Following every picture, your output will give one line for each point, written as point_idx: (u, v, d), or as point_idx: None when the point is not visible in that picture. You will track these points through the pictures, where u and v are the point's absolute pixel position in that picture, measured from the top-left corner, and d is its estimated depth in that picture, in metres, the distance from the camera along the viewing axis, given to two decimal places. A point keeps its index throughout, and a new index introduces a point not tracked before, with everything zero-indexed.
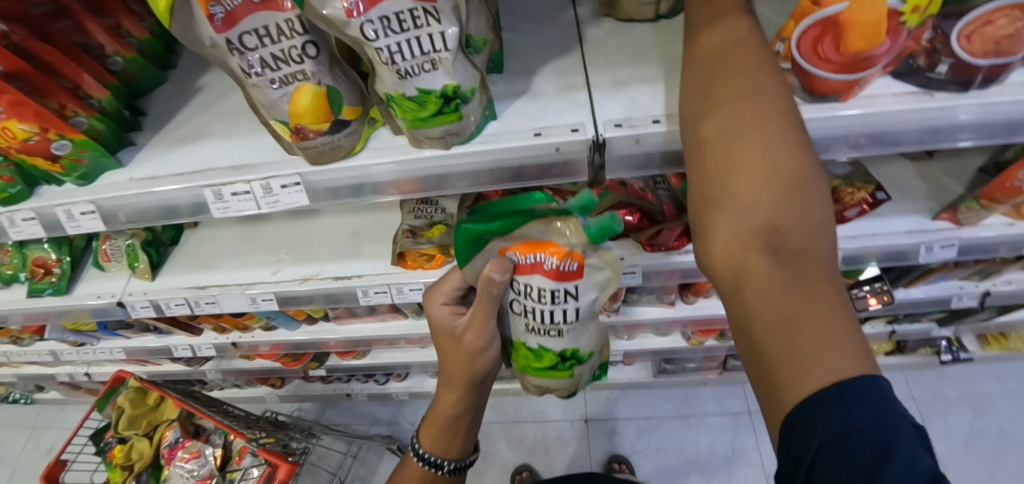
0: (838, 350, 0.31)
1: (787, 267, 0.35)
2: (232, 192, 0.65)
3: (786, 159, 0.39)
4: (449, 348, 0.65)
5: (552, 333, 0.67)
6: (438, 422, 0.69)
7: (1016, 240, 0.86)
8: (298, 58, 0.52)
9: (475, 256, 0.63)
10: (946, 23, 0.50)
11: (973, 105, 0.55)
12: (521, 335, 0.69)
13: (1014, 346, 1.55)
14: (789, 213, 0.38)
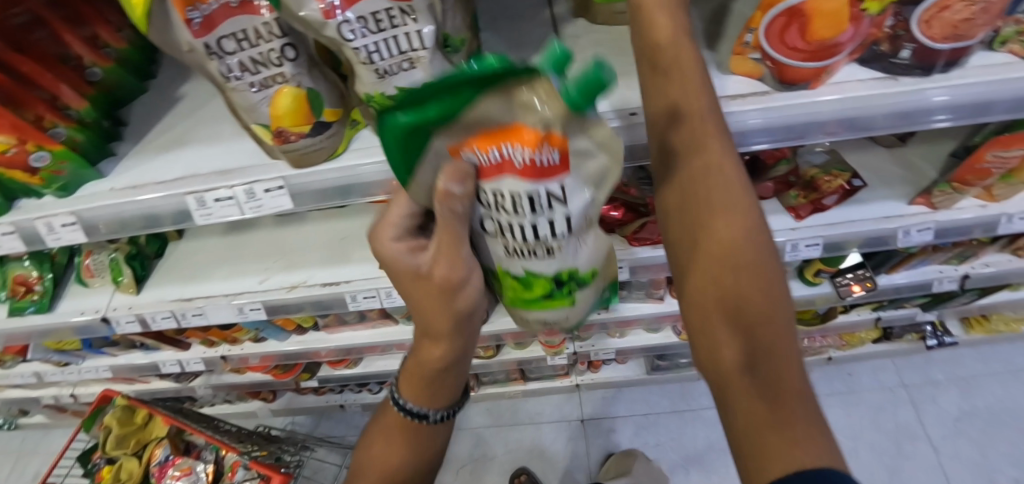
0: (800, 452, 0.33)
1: (760, 375, 0.38)
2: (215, 199, 0.65)
3: (751, 277, 0.41)
4: (414, 293, 0.49)
5: (540, 253, 0.45)
6: (417, 376, 0.58)
7: (989, 222, 0.89)
8: (277, 61, 0.53)
9: (418, 165, 0.40)
10: (905, 9, 0.52)
11: (936, 89, 0.57)
12: (501, 259, 0.48)
13: (995, 328, 1.58)
14: (760, 326, 0.39)
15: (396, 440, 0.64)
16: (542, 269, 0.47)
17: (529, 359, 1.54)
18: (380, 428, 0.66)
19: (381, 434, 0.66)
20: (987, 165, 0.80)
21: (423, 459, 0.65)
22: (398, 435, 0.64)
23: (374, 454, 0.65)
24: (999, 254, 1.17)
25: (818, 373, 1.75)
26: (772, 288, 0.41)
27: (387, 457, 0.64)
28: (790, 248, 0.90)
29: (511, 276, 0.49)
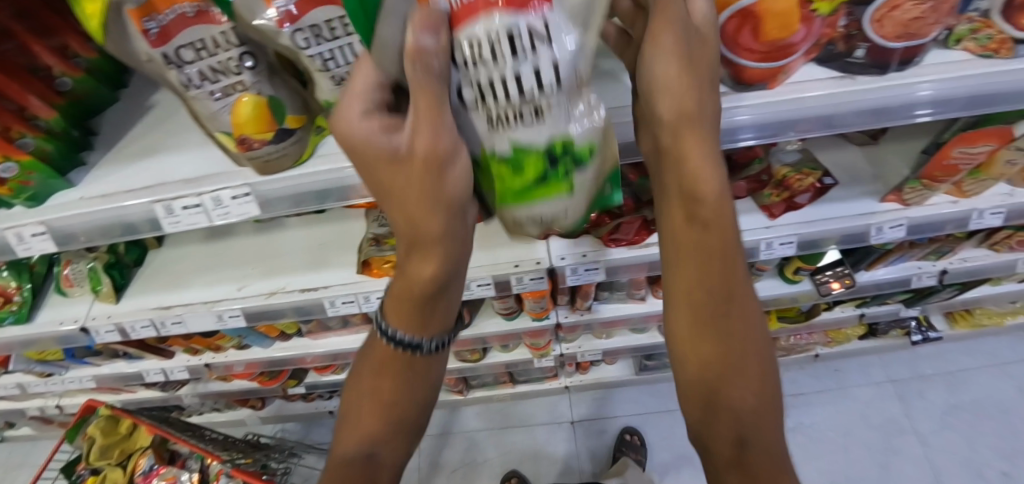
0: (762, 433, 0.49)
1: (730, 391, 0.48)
2: (183, 206, 0.65)
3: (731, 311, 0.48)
4: (395, 185, 0.45)
5: (529, 116, 0.38)
6: (404, 290, 0.53)
7: (959, 217, 0.90)
8: (236, 69, 0.53)
9: (382, 24, 0.39)
10: (857, 9, 0.53)
11: (891, 88, 0.58)
12: (485, 140, 0.42)
13: (979, 322, 1.59)
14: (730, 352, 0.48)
15: (388, 361, 0.59)
16: (533, 138, 0.39)
17: (517, 362, 1.53)
18: (372, 353, 0.61)
19: (374, 356, 0.61)
20: (954, 162, 0.80)
21: (421, 381, 0.61)
22: (391, 355, 0.59)
23: (369, 379, 0.61)
24: (976, 249, 1.18)
25: (807, 370, 1.75)
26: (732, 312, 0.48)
27: (383, 379, 0.60)
28: (764, 247, 0.91)
29: (499, 160, 0.41)
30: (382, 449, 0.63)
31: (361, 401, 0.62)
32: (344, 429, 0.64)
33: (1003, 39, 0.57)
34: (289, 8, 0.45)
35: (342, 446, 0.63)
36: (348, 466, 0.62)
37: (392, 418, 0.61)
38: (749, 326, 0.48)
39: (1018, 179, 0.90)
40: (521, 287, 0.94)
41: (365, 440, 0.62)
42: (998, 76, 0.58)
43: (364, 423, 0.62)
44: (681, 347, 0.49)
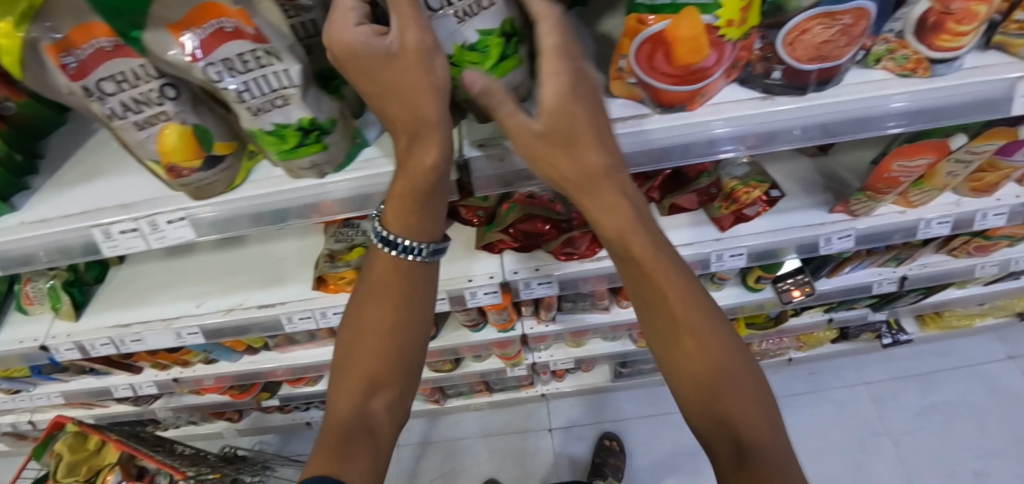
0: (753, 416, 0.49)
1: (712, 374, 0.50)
2: (120, 231, 0.66)
3: (695, 300, 0.52)
4: (392, 81, 0.50)
5: (482, 9, 0.50)
6: (406, 188, 0.58)
7: (907, 227, 0.91)
8: (157, 101, 0.53)
9: None
10: (770, 33, 0.54)
11: (807, 110, 0.60)
12: (453, 40, 0.51)
13: (949, 324, 1.61)
14: (702, 337, 0.51)
15: (388, 287, 0.64)
16: (490, 24, 0.51)
17: (490, 371, 1.53)
18: (366, 292, 0.65)
19: (370, 292, 0.64)
20: (895, 174, 0.81)
21: (418, 302, 0.65)
22: (391, 279, 0.63)
23: (366, 314, 0.63)
24: (936, 255, 1.19)
25: (783, 374, 1.75)
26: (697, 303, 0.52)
27: (382, 307, 0.63)
28: (715, 258, 0.92)
29: (466, 51, 0.52)
30: (381, 396, 0.61)
31: (359, 342, 0.62)
32: (337, 386, 0.61)
33: (919, 59, 0.58)
34: (197, 45, 0.46)
35: (338, 405, 0.60)
36: (346, 419, 0.58)
37: (393, 346, 0.62)
38: (709, 320, 0.52)
39: (963, 189, 0.91)
40: (475, 301, 0.95)
41: (363, 388, 0.60)
42: (915, 95, 0.60)
43: (363, 363, 0.61)
44: (663, 333, 0.53)
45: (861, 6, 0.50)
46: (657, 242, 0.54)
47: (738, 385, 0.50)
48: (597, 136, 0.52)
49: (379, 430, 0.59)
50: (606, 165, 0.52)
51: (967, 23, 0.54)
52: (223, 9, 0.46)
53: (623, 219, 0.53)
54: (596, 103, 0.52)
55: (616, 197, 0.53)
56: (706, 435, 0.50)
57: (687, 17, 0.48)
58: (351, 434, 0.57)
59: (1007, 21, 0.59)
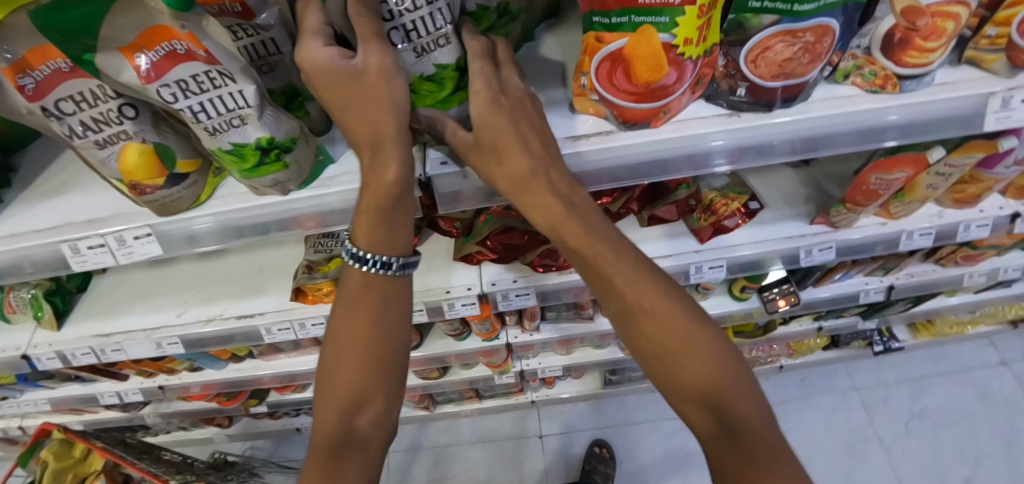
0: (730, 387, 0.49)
1: (683, 355, 0.49)
2: (88, 246, 0.66)
3: (647, 285, 0.51)
4: (356, 99, 0.48)
5: (441, 45, 0.53)
6: (372, 205, 0.54)
7: (889, 238, 0.91)
8: (117, 120, 0.54)
9: None
10: (733, 49, 0.54)
11: (762, 129, 0.59)
12: (412, 70, 0.54)
13: (941, 331, 1.60)
14: (664, 321, 0.50)
15: (358, 301, 0.57)
16: (449, 58, 0.54)
17: (477, 379, 1.52)
18: (338, 306, 0.58)
19: (341, 306, 0.58)
20: (873, 186, 0.80)
21: (397, 312, 0.58)
22: (362, 293, 0.56)
23: (338, 330, 0.57)
24: (923, 264, 1.18)
25: (774, 381, 1.74)
26: (650, 287, 0.51)
27: (355, 324, 0.56)
28: (694, 270, 0.91)
29: (425, 81, 0.55)
30: (363, 415, 0.55)
31: (334, 360, 0.56)
32: (318, 403, 0.57)
33: (887, 75, 0.58)
34: (150, 68, 0.46)
35: (320, 425, 0.55)
36: (328, 443, 0.54)
37: (369, 364, 0.55)
38: (665, 299, 0.51)
39: (945, 200, 0.90)
40: (453, 313, 0.94)
41: (342, 409, 0.55)
42: (891, 111, 0.59)
43: (339, 382, 0.55)
44: (627, 325, 0.51)
45: (823, 23, 0.49)
46: (601, 230, 0.51)
47: (708, 352, 0.50)
48: (522, 139, 0.50)
49: (365, 447, 0.56)
50: (534, 167, 0.50)
51: (935, 39, 0.54)
52: (174, 31, 0.46)
53: (558, 216, 0.51)
54: (522, 112, 0.52)
55: (552, 196, 0.51)
56: (687, 413, 0.50)
57: (644, 35, 0.48)
58: (334, 459, 0.54)
59: (977, 37, 0.58)
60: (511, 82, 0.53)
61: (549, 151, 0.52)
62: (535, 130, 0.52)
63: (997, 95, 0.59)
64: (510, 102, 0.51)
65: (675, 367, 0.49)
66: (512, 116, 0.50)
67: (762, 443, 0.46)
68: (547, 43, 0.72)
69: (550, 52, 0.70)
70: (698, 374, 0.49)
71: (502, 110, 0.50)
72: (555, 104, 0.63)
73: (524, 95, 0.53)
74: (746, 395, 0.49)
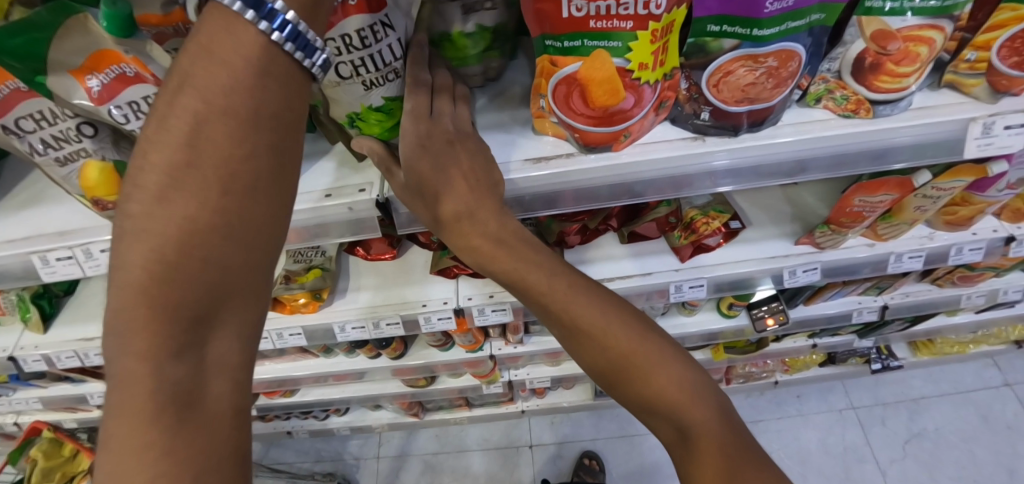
0: (688, 390, 0.55)
1: (632, 367, 0.56)
2: (56, 257, 0.66)
3: (586, 308, 0.56)
4: None
5: (391, 79, 0.53)
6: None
7: (877, 261, 0.88)
8: (76, 138, 0.54)
9: None
10: (695, 73, 0.53)
11: (762, 151, 0.57)
12: (359, 102, 0.53)
13: (941, 350, 1.57)
14: (607, 338, 0.56)
15: (209, 149, 0.28)
16: (397, 92, 0.54)
17: (465, 388, 1.51)
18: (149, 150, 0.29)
19: (161, 151, 0.28)
20: (857, 209, 0.78)
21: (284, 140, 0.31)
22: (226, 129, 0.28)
23: (156, 204, 0.28)
24: (918, 284, 1.15)
25: (768, 396, 1.71)
26: (591, 307, 0.56)
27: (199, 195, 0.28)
28: (674, 289, 0.89)
29: (373, 111, 0.54)
30: (211, 363, 0.31)
31: (139, 265, 0.28)
32: (109, 347, 0.30)
33: (859, 100, 0.56)
34: (101, 90, 0.47)
35: (128, 391, 0.29)
36: (150, 424, 0.29)
37: (234, 275, 0.30)
38: (604, 316, 0.56)
39: (936, 222, 0.87)
40: (430, 327, 0.94)
41: (169, 362, 0.29)
42: (901, 132, 0.57)
43: (163, 312, 0.29)
44: (578, 345, 0.57)
45: (787, 48, 0.48)
46: (532, 262, 0.55)
47: (649, 353, 0.56)
48: (448, 183, 0.51)
49: (214, 424, 0.32)
50: (459, 209, 0.52)
51: (908, 64, 0.52)
52: (119, 55, 0.47)
53: (488, 255, 0.54)
54: (451, 155, 0.51)
55: (479, 236, 0.53)
56: (651, 418, 0.58)
57: (600, 58, 0.48)
58: (160, 453, 0.29)
59: (956, 61, 0.56)
60: (443, 123, 0.51)
61: (482, 189, 0.53)
62: (465, 171, 0.52)
63: (978, 121, 0.56)
64: (438, 147, 0.50)
65: (626, 376, 0.56)
66: (438, 161, 0.50)
67: (728, 441, 0.53)
68: (520, 61, 0.71)
69: (521, 70, 0.69)
70: (648, 383, 0.55)
71: (429, 153, 0.49)
72: (520, 123, 0.63)
73: (453, 136, 0.51)
74: (690, 379, 0.56)
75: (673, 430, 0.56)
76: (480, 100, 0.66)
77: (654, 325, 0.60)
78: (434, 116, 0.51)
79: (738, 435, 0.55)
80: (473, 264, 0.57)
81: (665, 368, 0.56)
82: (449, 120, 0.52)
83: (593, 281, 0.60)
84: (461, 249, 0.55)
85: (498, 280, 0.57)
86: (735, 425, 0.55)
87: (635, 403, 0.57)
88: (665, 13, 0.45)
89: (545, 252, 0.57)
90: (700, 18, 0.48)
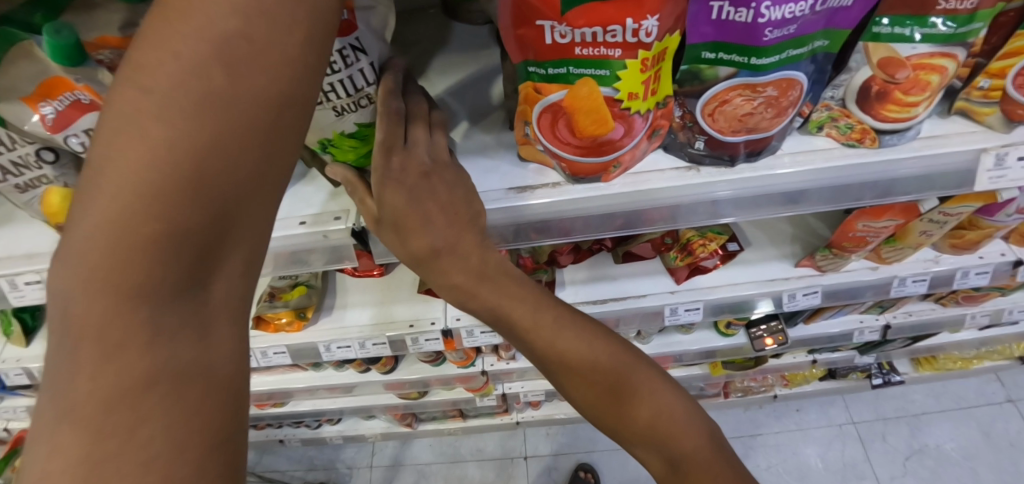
0: (680, 420, 0.53)
1: (623, 400, 0.53)
2: (25, 281, 0.64)
3: (574, 340, 0.53)
4: None
5: (363, 105, 0.50)
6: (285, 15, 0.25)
7: (880, 284, 0.85)
8: (35, 165, 0.50)
9: None
10: (689, 100, 0.49)
11: (764, 181, 0.55)
12: (332, 128, 0.51)
13: (943, 365, 1.55)
14: (596, 372, 0.53)
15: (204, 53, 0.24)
16: (370, 119, 0.51)
17: (458, 401, 1.48)
18: (133, 61, 0.24)
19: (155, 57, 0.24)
20: (860, 234, 0.75)
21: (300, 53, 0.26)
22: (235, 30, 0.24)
23: (142, 117, 0.23)
24: (922, 302, 1.11)
25: (766, 409, 1.67)
26: (579, 339, 0.53)
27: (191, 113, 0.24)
28: (670, 312, 0.86)
29: (346, 137, 0.52)
30: (213, 320, 0.26)
31: (125, 186, 0.23)
32: (74, 290, 0.23)
33: (864, 129, 0.53)
34: (55, 117, 0.45)
35: (108, 342, 0.23)
36: (140, 384, 0.23)
37: (236, 209, 0.25)
38: (592, 348, 0.53)
39: (941, 245, 0.84)
40: (417, 347, 0.91)
41: (167, 303, 0.24)
42: (904, 163, 0.54)
43: (154, 241, 0.23)
44: (564, 382, 0.54)
45: (787, 77, 0.45)
46: (515, 295, 0.52)
47: (640, 383, 0.54)
48: (425, 216, 0.46)
49: (210, 393, 0.25)
50: (435, 244, 0.48)
51: (917, 92, 0.48)
52: (70, 83, 0.44)
53: (467, 290, 0.51)
54: (428, 189, 0.47)
55: (459, 272, 0.50)
56: (641, 452, 0.55)
57: (585, 87, 0.45)
58: (158, 421, 0.23)
59: (968, 88, 0.53)
60: (418, 155, 0.46)
61: (460, 221, 0.50)
62: (441, 202, 0.48)
63: (991, 151, 0.53)
64: (411, 181, 0.45)
65: (616, 409, 0.53)
66: (414, 196, 0.46)
67: (722, 471, 0.51)
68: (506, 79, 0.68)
69: None
70: (639, 416, 0.52)
71: (403, 188, 0.45)
72: (504, 148, 0.60)
73: (429, 169, 0.47)
74: (680, 409, 0.54)
75: (661, 462, 0.53)
76: (463, 122, 0.63)
77: (644, 356, 0.57)
78: (408, 146, 0.46)
79: (732, 463, 0.53)
80: (451, 300, 0.53)
81: (655, 401, 0.53)
82: (424, 149, 0.47)
83: (581, 312, 0.57)
84: (438, 284, 0.51)
85: (479, 316, 0.54)
86: (726, 452, 0.54)
87: (626, 439, 0.54)
88: (656, 41, 0.42)
89: (529, 283, 0.55)
90: (693, 44, 0.45)
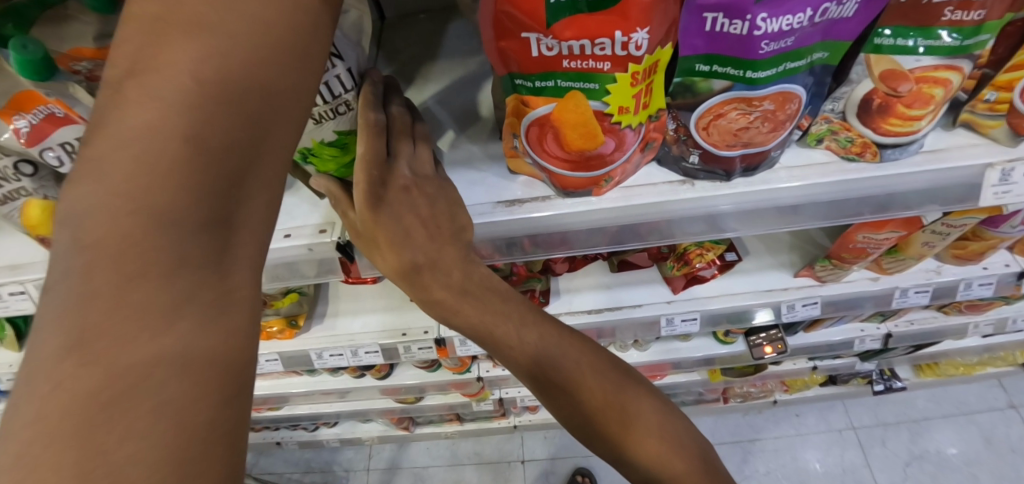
0: (670, 439, 0.52)
1: (612, 418, 0.52)
2: (9, 292, 0.63)
3: (560, 357, 0.52)
4: None
5: (342, 111, 0.48)
6: (242, 39, 0.24)
7: (881, 295, 0.83)
8: (13, 177, 0.49)
9: None
10: (683, 114, 0.48)
11: (762, 196, 0.53)
12: (310, 136, 0.48)
13: (945, 372, 1.54)
14: (583, 388, 0.52)
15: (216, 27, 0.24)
16: (349, 126, 0.49)
17: (455, 405, 1.47)
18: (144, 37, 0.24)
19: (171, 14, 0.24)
20: (860, 245, 0.73)
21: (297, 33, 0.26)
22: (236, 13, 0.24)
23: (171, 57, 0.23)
24: (924, 310, 1.10)
25: (767, 414, 1.65)
26: (565, 356, 0.52)
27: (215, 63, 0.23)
28: (665, 322, 0.85)
29: (325, 147, 0.49)
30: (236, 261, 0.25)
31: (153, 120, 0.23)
32: (101, 205, 0.22)
33: (865, 142, 0.51)
34: (27, 131, 0.43)
35: (124, 271, 0.21)
36: (165, 317, 0.22)
37: (259, 148, 0.25)
38: (578, 365, 0.52)
39: (944, 255, 0.82)
40: (410, 356, 0.90)
41: (194, 234, 0.23)
42: (904, 178, 0.52)
43: (181, 170, 0.22)
44: (551, 400, 0.53)
45: (783, 90, 0.43)
46: (500, 312, 0.51)
47: (628, 400, 0.53)
48: (404, 232, 0.45)
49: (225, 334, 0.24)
50: (414, 261, 0.46)
51: (919, 106, 0.47)
52: (40, 97, 0.43)
53: (450, 306, 0.50)
54: (409, 204, 0.45)
55: (441, 288, 0.49)
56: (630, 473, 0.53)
57: (573, 101, 0.43)
58: (171, 361, 0.22)
59: (974, 101, 0.51)
60: (399, 169, 0.45)
61: (442, 235, 0.48)
62: (422, 217, 0.46)
63: (996, 167, 0.52)
64: (393, 194, 0.44)
65: (603, 429, 0.52)
66: (394, 212, 0.44)
67: None
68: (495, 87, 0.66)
69: None
70: (627, 434, 0.51)
71: (384, 203, 0.43)
72: (492, 160, 0.58)
73: (410, 182, 0.46)
74: (669, 428, 0.53)
75: None
76: (450, 132, 0.61)
77: (634, 373, 0.56)
78: (389, 160, 0.45)
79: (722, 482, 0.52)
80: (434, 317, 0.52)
81: (644, 419, 0.52)
82: (406, 164, 0.46)
83: (570, 327, 0.55)
84: (419, 296, 0.50)
85: (465, 333, 0.52)
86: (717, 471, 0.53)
87: (615, 459, 0.53)
88: (646, 53, 0.40)
89: (515, 299, 0.53)
90: (687, 57, 0.43)
